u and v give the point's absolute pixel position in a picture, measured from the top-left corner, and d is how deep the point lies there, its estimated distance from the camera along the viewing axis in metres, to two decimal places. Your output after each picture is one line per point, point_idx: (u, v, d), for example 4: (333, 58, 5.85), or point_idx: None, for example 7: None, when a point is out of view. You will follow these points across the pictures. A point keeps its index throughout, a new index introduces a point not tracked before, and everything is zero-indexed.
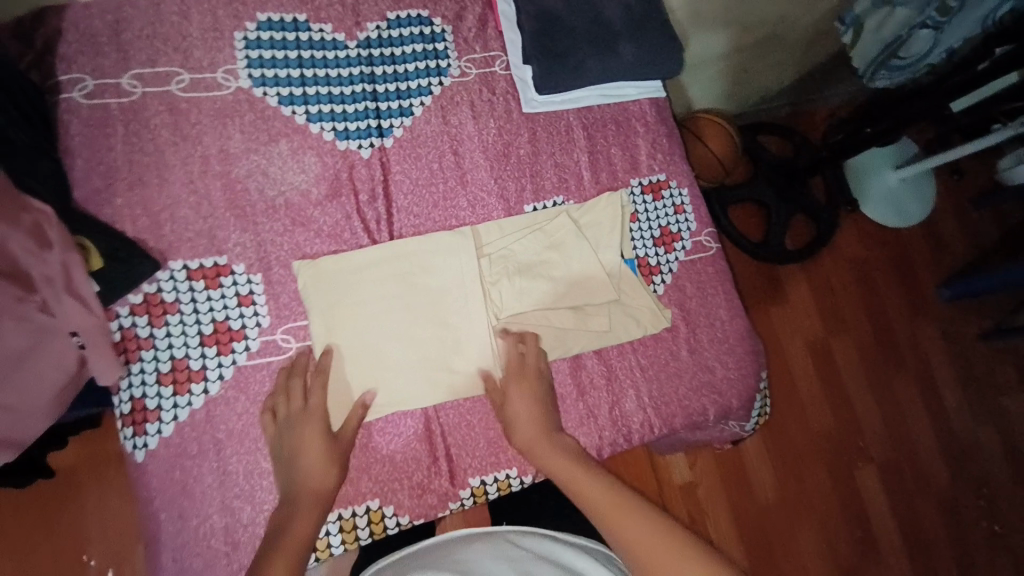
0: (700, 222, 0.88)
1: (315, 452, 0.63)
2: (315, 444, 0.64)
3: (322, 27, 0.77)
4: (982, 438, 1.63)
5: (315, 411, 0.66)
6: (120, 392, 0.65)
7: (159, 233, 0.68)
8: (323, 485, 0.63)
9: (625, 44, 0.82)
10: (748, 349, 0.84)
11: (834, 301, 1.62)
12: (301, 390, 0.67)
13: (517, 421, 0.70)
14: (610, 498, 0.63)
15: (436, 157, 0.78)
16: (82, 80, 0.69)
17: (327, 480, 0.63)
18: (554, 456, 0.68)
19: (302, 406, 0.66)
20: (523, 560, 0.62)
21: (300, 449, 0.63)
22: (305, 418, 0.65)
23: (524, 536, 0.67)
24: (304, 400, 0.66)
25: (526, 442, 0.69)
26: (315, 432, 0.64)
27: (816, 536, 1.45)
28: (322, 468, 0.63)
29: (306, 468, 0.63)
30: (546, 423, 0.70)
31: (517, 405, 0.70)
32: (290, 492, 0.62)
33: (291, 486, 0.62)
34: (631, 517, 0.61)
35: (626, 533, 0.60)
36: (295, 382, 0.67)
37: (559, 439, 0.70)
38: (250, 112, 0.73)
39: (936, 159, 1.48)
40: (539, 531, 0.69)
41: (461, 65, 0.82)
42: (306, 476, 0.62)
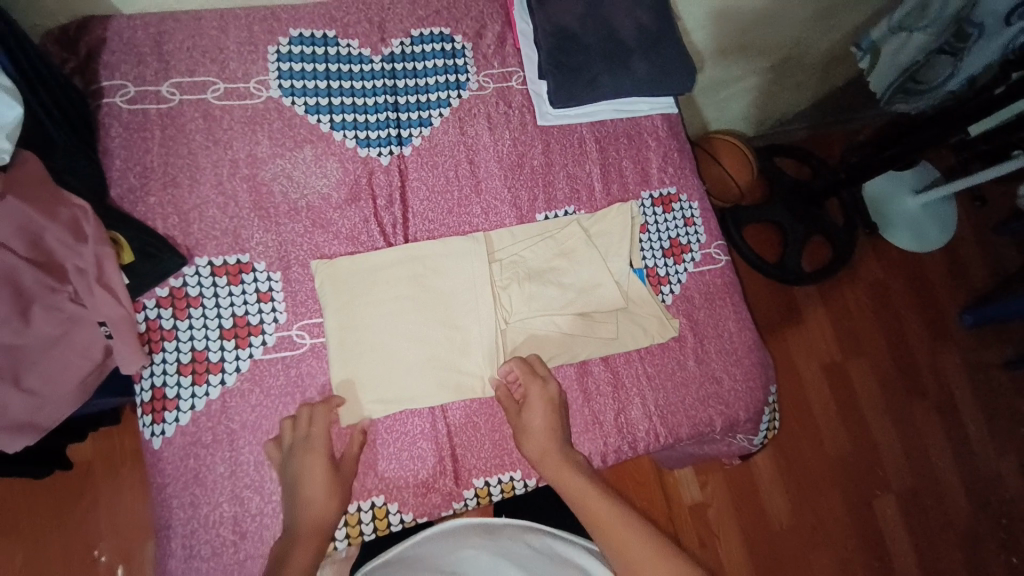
0: (710, 234, 0.89)
1: (317, 484, 0.64)
2: (316, 476, 0.64)
3: (349, 42, 0.81)
4: (1005, 469, 1.57)
5: (319, 443, 0.66)
6: (142, 380, 0.68)
7: (187, 230, 0.72)
8: (323, 519, 0.63)
9: (638, 62, 0.85)
10: (756, 362, 0.84)
11: (850, 324, 1.60)
12: (304, 422, 0.67)
13: (530, 432, 0.70)
14: (613, 515, 0.63)
15: (452, 166, 0.81)
16: (125, 87, 0.74)
17: (327, 513, 0.63)
18: (561, 468, 0.68)
19: (305, 436, 0.66)
20: (523, 557, 0.66)
21: (302, 480, 0.63)
22: (309, 449, 0.65)
23: (525, 532, 0.70)
24: (308, 429, 0.66)
25: (537, 451, 0.69)
26: (316, 463, 0.64)
27: (832, 567, 1.40)
28: (322, 501, 0.63)
29: (308, 500, 0.63)
30: (557, 435, 0.70)
31: (530, 416, 0.70)
32: (290, 523, 0.63)
33: (292, 517, 0.63)
34: (635, 533, 0.62)
35: (628, 548, 0.60)
36: (304, 412, 0.67)
37: (567, 452, 0.70)
38: (279, 120, 0.77)
39: (956, 183, 1.47)
40: (537, 527, 0.72)
41: (479, 80, 0.85)
42: (306, 508, 0.63)
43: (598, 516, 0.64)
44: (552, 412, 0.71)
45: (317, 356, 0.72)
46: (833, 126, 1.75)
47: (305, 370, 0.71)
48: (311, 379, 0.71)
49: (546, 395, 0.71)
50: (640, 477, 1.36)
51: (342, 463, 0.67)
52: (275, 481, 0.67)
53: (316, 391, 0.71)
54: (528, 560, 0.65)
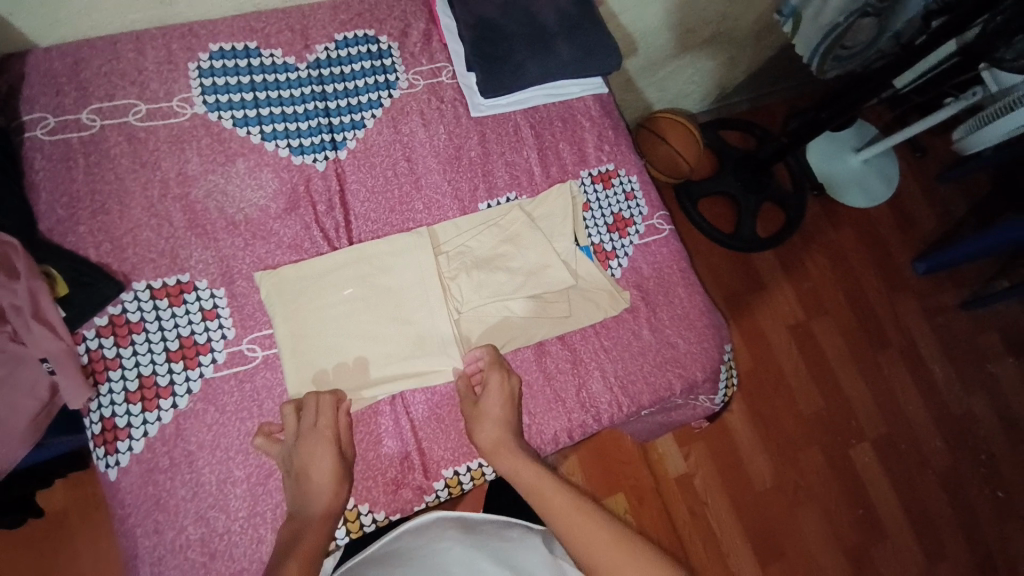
0: (651, 206, 0.91)
1: (325, 470, 0.64)
2: (326, 461, 0.64)
3: (272, 52, 0.81)
4: (973, 404, 1.65)
5: (326, 431, 0.65)
6: (90, 413, 0.67)
7: (122, 256, 0.70)
8: (332, 504, 0.63)
9: (561, 44, 0.87)
10: (708, 323, 0.87)
11: (809, 282, 1.65)
12: (312, 409, 0.67)
13: (484, 420, 0.70)
14: (574, 508, 0.64)
15: (389, 165, 0.82)
16: (45, 119, 0.72)
17: (337, 498, 0.64)
18: (514, 461, 0.68)
19: (310, 424, 0.66)
20: (502, 551, 0.66)
21: (310, 467, 0.63)
22: (318, 437, 0.65)
23: (504, 528, 0.71)
24: (313, 418, 0.66)
25: (492, 442, 0.69)
26: (324, 451, 0.64)
27: (819, 520, 1.44)
28: (331, 486, 0.63)
29: (317, 485, 0.63)
30: (507, 428, 0.70)
31: (487, 403, 0.71)
32: (301, 509, 0.63)
33: (300, 502, 0.63)
34: (595, 521, 0.62)
35: (587, 539, 0.61)
36: (312, 400, 0.67)
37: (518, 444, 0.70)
38: (207, 136, 0.76)
39: (894, 137, 1.53)
40: (516, 522, 0.73)
41: (408, 78, 0.86)
42: (315, 493, 0.63)
43: (557, 506, 0.64)
44: (510, 404, 0.71)
45: (271, 367, 0.71)
46: (772, 94, 1.80)
47: (259, 383, 0.70)
48: (267, 391, 0.70)
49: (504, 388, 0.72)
50: (625, 456, 1.38)
51: (345, 449, 0.67)
52: (240, 497, 0.67)
53: (273, 403, 0.70)
54: (505, 554, 0.66)
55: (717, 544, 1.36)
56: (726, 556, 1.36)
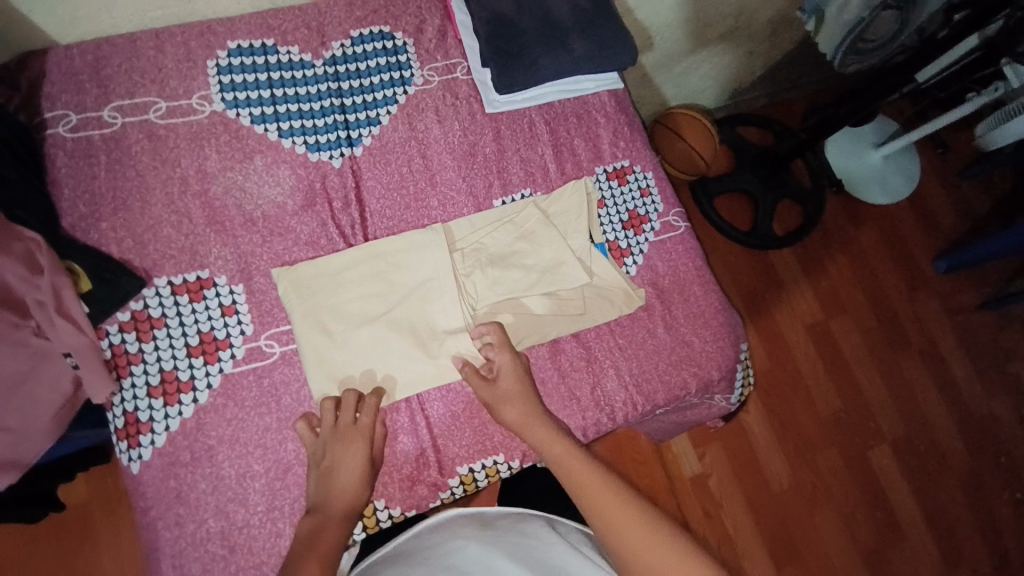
0: (667, 203, 0.90)
1: (355, 469, 0.66)
2: (357, 462, 0.66)
3: (289, 49, 0.82)
4: (993, 405, 1.61)
5: (364, 430, 0.68)
6: (114, 407, 0.68)
7: (143, 252, 0.71)
8: (354, 504, 0.65)
9: (576, 39, 0.86)
10: (724, 321, 0.86)
11: (828, 281, 1.62)
12: (350, 405, 0.68)
13: (508, 399, 0.72)
14: (600, 484, 0.67)
15: (405, 162, 0.82)
16: (66, 116, 0.74)
17: (359, 498, 0.66)
18: (548, 440, 0.70)
19: (349, 421, 0.68)
20: (515, 548, 0.65)
21: (341, 463, 0.65)
22: (354, 435, 0.67)
23: (520, 522, 0.71)
24: (354, 415, 0.68)
25: (517, 416, 0.71)
26: (358, 450, 0.66)
27: (836, 523, 1.42)
28: (357, 486, 0.66)
29: (343, 483, 0.65)
30: (535, 408, 0.72)
31: (506, 385, 0.72)
32: (323, 503, 0.64)
33: (324, 497, 0.65)
34: (621, 502, 0.65)
35: (605, 511, 0.65)
36: (353, 396, 0.69)
37: (546, 421, 0.71)
38: (225, 133, 0.76)
39: (915, 132, 1.50)
40: (536, 515, 0.73)
41: (424, 74, 0.86)
42: (340, 492, 0.65)
43: (580, 476, 0.68)
44: (526, 381, 0.73)
45: (288, 363, 0.72)
46: (790, 89, 1.77)
47: (277, 378, 0.71)
48: (285, 387, 0.71)
49: (525, 374, 0.74)
50: (638, 454, 1.37)
51: (375, 453, 0.69)
52: (259, 491, 0.67)
53: (292, 398, 0.71)
54: (522, 552, 0.65)
55: (732, 544, 1.36)
56: (742, 558, 1.35)
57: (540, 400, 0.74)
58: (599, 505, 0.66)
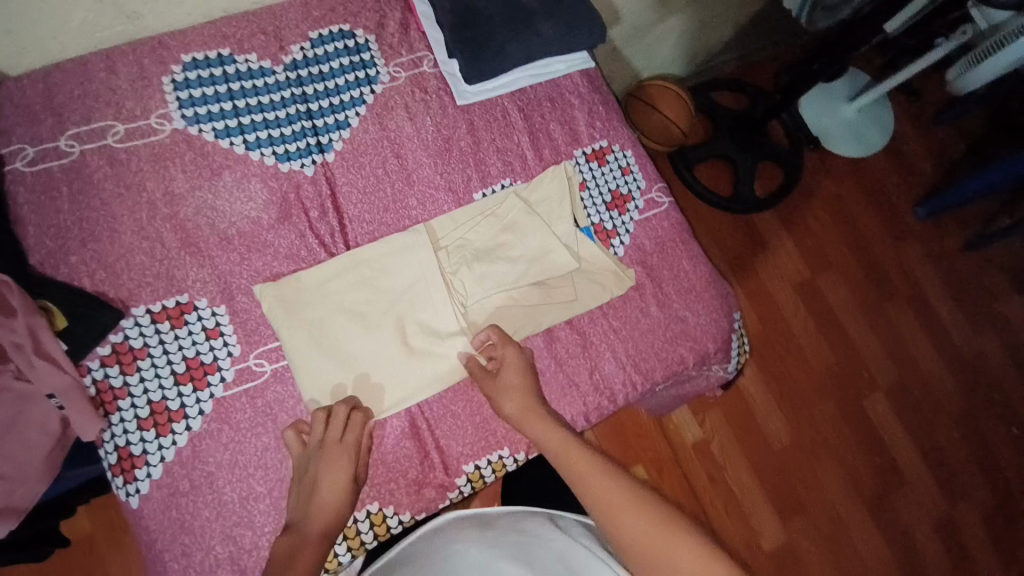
0: (649, 179, 0.89)
1: (336, 489, 0.64)
2: (339, 481, 0.65)
3: (246, 57, 0.79)
4: (983, 345, 1.65)
5: (348, 449, 0.66)
6: (105, 443, 0.66)
7: (118, 282, 0.69)
8: (331, 526, 0.63)
9: (542, 22, 0.84)
10: (715, 293, 0.86)
11: (813, 240, 1.63)
12: (340, 423, 0.67)
13: (509, 390, 0.71)
14: (599, 474, 0.67)
15: (379, 163, 0.80)
16: (23, 150, 0.71)
17: (337, 519, 0.64)
18: (548, 431, 0.70)
19: (336, 438, 0.66)
20: (517, 548, 0.65)
21: (323, 482, 0.64)
22: (338, 452, 0.65)
23: (521, 520, 0.71)
24: (339, 433, 0.67)
25: (518, 411, 0.70)
26: (341, 471, 0.65)
27: (838, 475, 1.45)
28: (337, 505, 0.64)
29: (323, 501, 0.64)
30: (535, 400, 0.71)
31: (509, 378, 0.72)
32: (299, 523, 0.63)
33: (303, 513, 0.63)
34: (621, 491, 0.65)
35: (606, 502, 0.64)
36: (343, 411, 0.67)
37: (545, 412, 0.71)
38: (189, 151, 0.74)
39: (886, 83, 1.52)
40: (537, 511, 0.73)
41: (389, 71, 0.84)
42: (319, 510, 0.63)
43: (579, 469, 0.68)
44: (528, 376, 0.73)
45: (281, 380, 0.70)
46: (761, 51, 1.76)
47: (272, 397, 0.69)
48: (280, 405, 0.70)
49: (529, 373, 0.73)
50: (641, 429, 1.38)
51: (359, 472, 0.67)
52: (265, 512, 0.66)
53: (288, 415, 0.69)
54: (522, 552, 0.65)
55: (739, 507, 1.38)
56: (750, 517, 1.38)
57: (542, 395, 0.73)
58: (599, 494, 0.65)
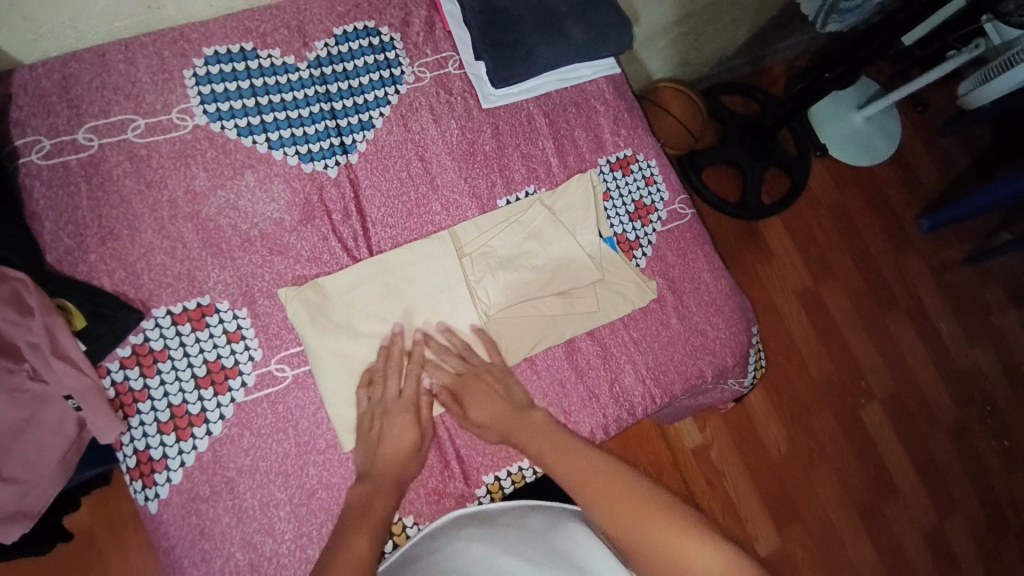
0: (672, 190, 0.89)
1: (403, 440, 0.67)
2: (405, 434, 0.67)
3: (270, 52, 0.77)
4: (980, 358, 1.67)
5: (410, 403, 0.69)
6: (123, 447, 0.65)
7: (138, 283, 0.68)
8: (402, 473, 0.67)
9: (572, 26, 0.83)
10: (735, 307, 0.86)
11: (817, 248, 1.64)
12: (397, 379, 0.69)
13: (482, 423, 0.71)
14: (589, 462, 0.67)
15: (403, 166, 0.79)
16: (39, 142, 0.68)
17: (406, 468, 0.67)
18: (529, 434, 0.69)
19: (394, 394, 0.69)
20: (516, 542, 0.65)
21: (390, 435, 0.67)
22: (401, 406, 0.68)
23: (521, 517, 0.70)
24: (397, 387, 0.69)
25: (497, 428, 0.70)
26: (406, 422, 0.68)
27: (832, 482, 1.47)
28: (406, 455, 0.67)
29: (389, 453, 0.66)
30: (514, 402, 0.71)
31: (477, 415, 0.70)
32: (370, 472, 0.66)
33: (371, 466, 0.66)
34: (610, 479, 0.65)
35: (593, 490, 0.64)
36: (395, 367, 0.69)
37: (527, 415, 0.71)
38: (211, 148, 0.72)
39: (892, 95, 1.52)
40: (538, 505, 0.72)
41: (414, 71, 0.82)
42: (389, 460, 0.66)
43: (569, 461, 0.67)
44: (493, 402, 0.71)
45: (302, 386, 0.69)
46: (774, 56, 1.75)
47: (292, 403, 0.69)
48: (301, 411, 0.69)
49: (484, 371, 0.72)
50: (643, 434, 1.38)
51: (426, 423, 0.70)
52: (285, 519, 0.66)
53: (309, 422, 0.69)
54: (523, 546, 0.64)
55: (737, 513, 1.39)
56: (745, 521, 1.39)
57: (526, 397, 0.73)
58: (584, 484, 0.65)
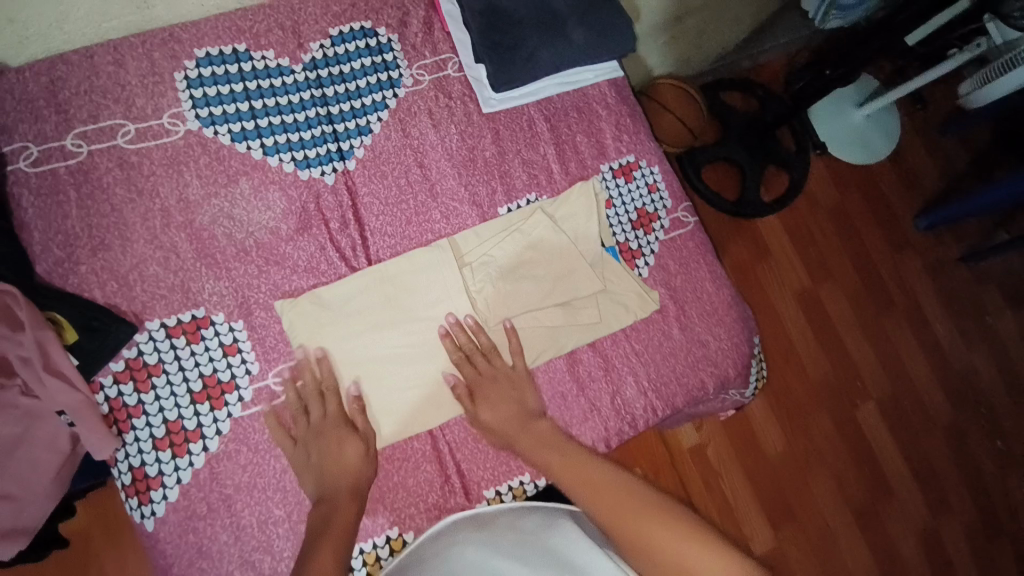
0: (675, 197, 0.88)
1: (343, 456, 0.65)
2: (342, 448, 0.65)
3: (263, 54, 0.75)
4: (975, 358, 1.68)
5: (336, 419, 0.66)
6: (118, 463, 0.64)
7: (130, 295, 0.66)
8: (357, 488, 0.65)
9: (574, 28, 0.81)
10: (737, 317, 0.85)
11: (816, 249, 1.64)
12: (317, 400, 0.67)
13: (490, 423, 0.71)
14: (598, 473, 0.67)
15: (402, 173, 0.77)
16: (26, 148, 0.66)
17: (359, 480, 0.65)
18: (537, 445, 0.70)
19: (319, 415, 0.66)
20: (512, 544, 0.62)
21: (330, 452, 0.65)
22: (326, 425, 0.66)
23: (519, 518, 0.67)
24: (320, 406, 0.67)
25: (504, 432, 0.71)
26: (340, 436, 0.66)
27: (827, 483, 1.49)
28: (353, 468, 0.65)
29: (331, 470, 0.64)
30: (524, 410, 0.72)
31: (487, 416, 0.71)
32: (323, 494, 0.64)
33: (323, 486, 0.64)
34: (616, 490, 0.65)
35: (601, 499, 0.64)
36: (307, 389, 0.67)
37: (536, 425, 0.71)
38: (204, 155, 0.70)
39: (890, 95, 1.50)
40: (538, 506, 0.70)
41: (413, 74, 0.80)
42: (337, 476, 0.64)
43: (578, 470, 0.67)
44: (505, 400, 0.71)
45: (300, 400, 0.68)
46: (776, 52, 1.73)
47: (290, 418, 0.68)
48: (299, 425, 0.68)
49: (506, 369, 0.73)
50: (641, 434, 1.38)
51: (363, 431, 0.67)
52: (284, 536, 0.65)
53: None
54: (519, 548, 0.61)
55: (732, 513, 1.40)
56: (741, 521, 1.40)
57: (538, 403, 0.73)
58: (592, 494, 0.64)
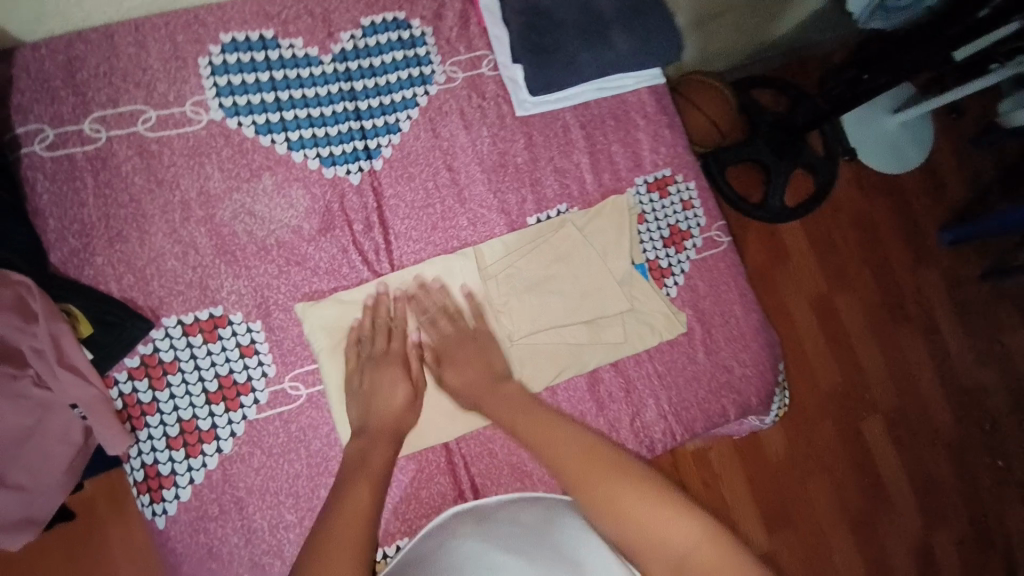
0: (709, 215, 0.84)
1: (396, 391, 0.65)
2: (398, 384, 0.66)
3: (291, 42, 0.71)
4: (985, 377, 1.63)
5: (397, 357, 0.67)
6: (131, 459, 0.63)
7: (147, 289, 0.64)
8: (399, 426, 0.64)
9: (617, 32, 0.77)
10: (764, 344, 0.83)
11: (838, 258, 1.58)
12: (383, 334, 0.68)
13: (458, 387, 0.68)
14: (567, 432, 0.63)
15: (430, 176, 0.74)
16: (41, 131, 0.64)
17: (402, 422, 0.65)
18: (508, 409, 0.66)
19: (383, 348, 0.67)
20: (511, 538, 0.56)
21: (382, 391, 0.65)
22: (389, 359, 0.66)
23: (517, 512, 0.62)
24: (385, 340, 0.68)
25: (472, 395, 0.68)
26: (397, 374, 0.66)
27: (829, 493, 1.45)
28: (403, 406, 0.65)
29: (382, 403, 0.64)
30: (493, 373, 0.69)
31: (453, 379, 0.68)
32: (365, 427, 0.63)
33: (365, 420, 0.64)
34: (585, 450, 0.60)
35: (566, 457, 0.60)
36: (376, 325, 0.68)
37: (504, 388, 0.68)
38: (227, 147, 0.68)
39: (935, 100, 1.41)
40: (543, 498, 0.66)
41: (446, 70, 0.76)
42: (384, 412, 0.64)
43: (546, 430, 0.63)
44: (479, 366, 0.69)
45: (316, 406, 0.67)
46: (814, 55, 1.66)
47: (305, 423, 0.66)
48: (314, 431, 0.66)
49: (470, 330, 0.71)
50: None
51: (416, 377, 0.68)
52: (294, 542, 0.64)
53: (321, 443, 0.66)
54: (519, 541, 0.56)
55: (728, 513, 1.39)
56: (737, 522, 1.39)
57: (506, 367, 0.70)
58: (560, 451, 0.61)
